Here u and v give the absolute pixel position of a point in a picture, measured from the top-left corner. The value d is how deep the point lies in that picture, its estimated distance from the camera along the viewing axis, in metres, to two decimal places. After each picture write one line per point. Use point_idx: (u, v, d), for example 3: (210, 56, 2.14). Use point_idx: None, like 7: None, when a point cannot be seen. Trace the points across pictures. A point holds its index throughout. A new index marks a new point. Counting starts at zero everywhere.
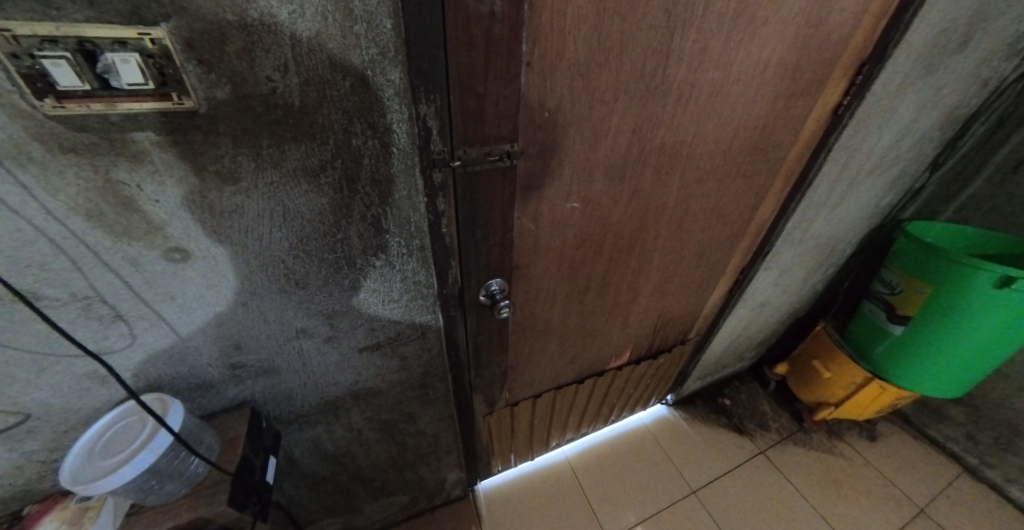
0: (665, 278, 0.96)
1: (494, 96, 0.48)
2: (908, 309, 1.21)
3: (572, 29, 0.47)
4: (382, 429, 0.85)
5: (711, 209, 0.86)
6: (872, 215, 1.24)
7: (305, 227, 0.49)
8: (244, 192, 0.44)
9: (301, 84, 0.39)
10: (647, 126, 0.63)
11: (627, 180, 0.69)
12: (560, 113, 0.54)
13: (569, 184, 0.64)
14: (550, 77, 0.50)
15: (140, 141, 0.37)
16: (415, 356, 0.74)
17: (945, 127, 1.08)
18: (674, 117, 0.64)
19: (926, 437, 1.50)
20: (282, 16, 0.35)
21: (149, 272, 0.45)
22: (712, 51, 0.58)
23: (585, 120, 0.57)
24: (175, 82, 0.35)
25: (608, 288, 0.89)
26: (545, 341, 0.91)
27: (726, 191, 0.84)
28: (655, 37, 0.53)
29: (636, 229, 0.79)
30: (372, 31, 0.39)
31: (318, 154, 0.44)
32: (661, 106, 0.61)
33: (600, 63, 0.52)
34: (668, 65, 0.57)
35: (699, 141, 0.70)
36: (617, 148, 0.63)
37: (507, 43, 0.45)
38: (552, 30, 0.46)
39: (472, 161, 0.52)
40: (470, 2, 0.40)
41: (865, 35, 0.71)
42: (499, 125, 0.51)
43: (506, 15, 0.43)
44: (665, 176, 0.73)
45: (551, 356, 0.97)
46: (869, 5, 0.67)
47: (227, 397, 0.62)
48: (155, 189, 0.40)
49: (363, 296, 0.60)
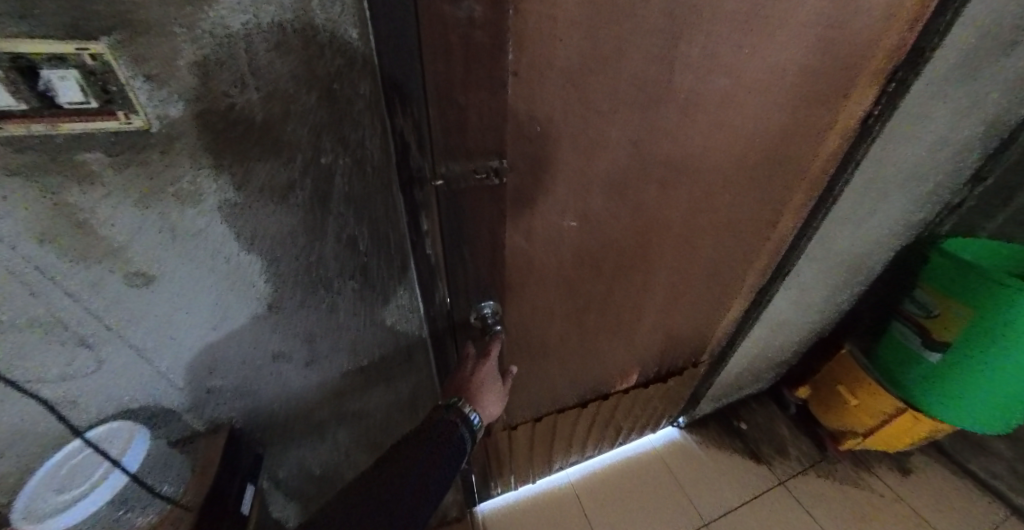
0: (672, 296, 0.90)
1: (478, 107, 0.43)
2: (943, 333, 1.11)
3: (562, 35, 0.43)
4: (370, 451, 0.82)
5: (722, 225, 0.80)
6: (903, 231, 1.15)
7: (276, 248, 0.46)
8: (208, 213, 0.41)
9: (262, 99, 0.36)
10: (650, 138, 0.58)
11: (628, 195, 0.64)
12: (551, 126, 0.50)
13: (564, 201, 0.60)
14: (539, 87, 0.46)
15: (91, 163, 0.34)
16: (403, 377, 0.71)
17: (986, 136, 0.99)
18: (679, 128, 0.59)
19: (965, 471, 1.37)
20: (235, 27, 0.32)
21: (111, 294, 0.43)
22: (723, 57, 0.53)
23: (579, 133, 0.53)
24: (122, 99, 0.32)
25: (610, 308, 0.83)
26: (543, 362, 0.87)
27: (739, 206, 0.78)
28: (657, 43, 0.48)
29: (639, 246, 0.74)
30: (337, 40, 0.36)
31: (285, 172, 0.41)
32: (664, 116, 0.56)
33: (594, 71, 0.48)
34: (671, 72, 0.52)
35: (708, 153, 0.65)
36: (616, 162, 0.59)
37: (488, 52, 0.39)
38: (539, 37, 0.42)
39: (454, 176, 0.46)
40: (445, 6, 0.34)
41: (898, 36, 0.65)
42: (484, 139, 0.46)
43: (487, 20, 0.37)
44: (671, 190, 0.68)
45: (549, 378, 0.92)
46: (903, 5, 0.60)
47: (203, 420, 0.60)
48: (111, 210, 0.37)
49: (343, 319, 0.57)
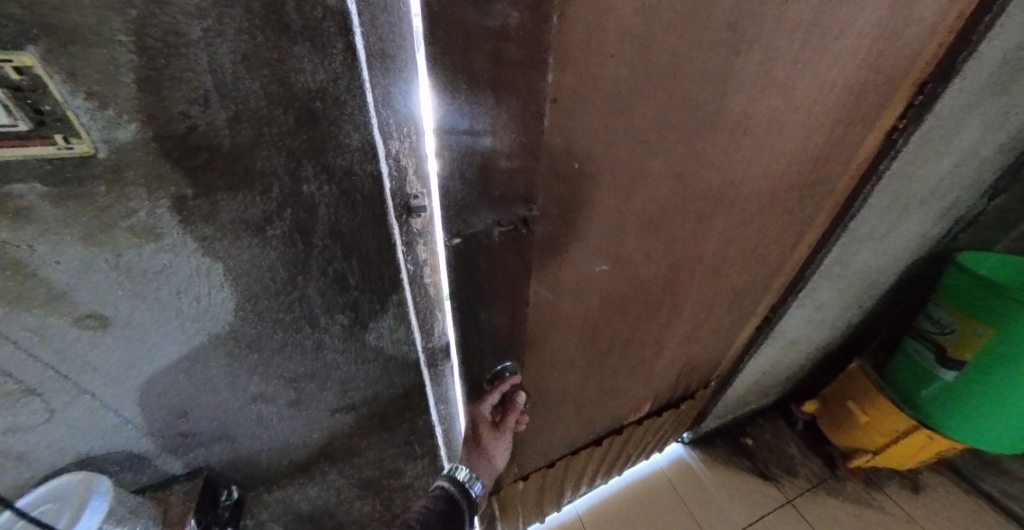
0: (696, 327, 0.86)
1: (506, 129, 0.40)
2: (961, 352, 1.07)
3: (614, 51, 0.39)
4: (364, 486, 0.76)
5: (750, 253, 0.75)
6: (919, 245, 1.11)
7: (251, 286, 0.41)
8: (170, 250, 0.35)
9: (229, 120, 0.31)
10: (692, 167, 0.54)
11: (663, 228, 0.60)
12: (587, 152, 0.46)
13: (590, 235, 0.56)
14: (578, 111, 0.42)
15: (23, 195, 0.28)
16: (399, 414, 0.65)
17: (1008, 149, 0.95)
18: (724, 154, 0.54)
19: (977, 489, 1.34)
20: (193, 33, 0.26)
21: (59, 342, 0.37)
22: (779, 74, 0.47)
23: (620, 163, 0.49)
24: (57, 121, 0.26)
25: (635, 343, 0.78)
26: (559, 400, 0.81)
27: (769, 233, 0.74)
28: (711, 60, 0.43)
29: (669, 280, 0.70)
30: (319, 51, 0.30)
31: (261, 203, 0.36)
32: (708, 142, 0.52)
33: (642, 92, 0.43)
34: (723, 94, 0.47)
35: (749, 181, 0.60)
36: (654, 191, 0.55)
37: (523, 66, 0.36)
38: (583, 55, 0.38)
39: (479, 192, 0.43)
40: (476, 16, 0.31)
41: (941, 46, 0.60)
42: (511, 161, 0.43)
43: (524, 32, 0.34)
44: (706, 222, 0.63)
45: (566, 416, 0.86)
46: (947, 14, 0.55)
47: (175, 467, 0.53)
48: (50, 250, 0.31)
49: (331, 357, 0.51)
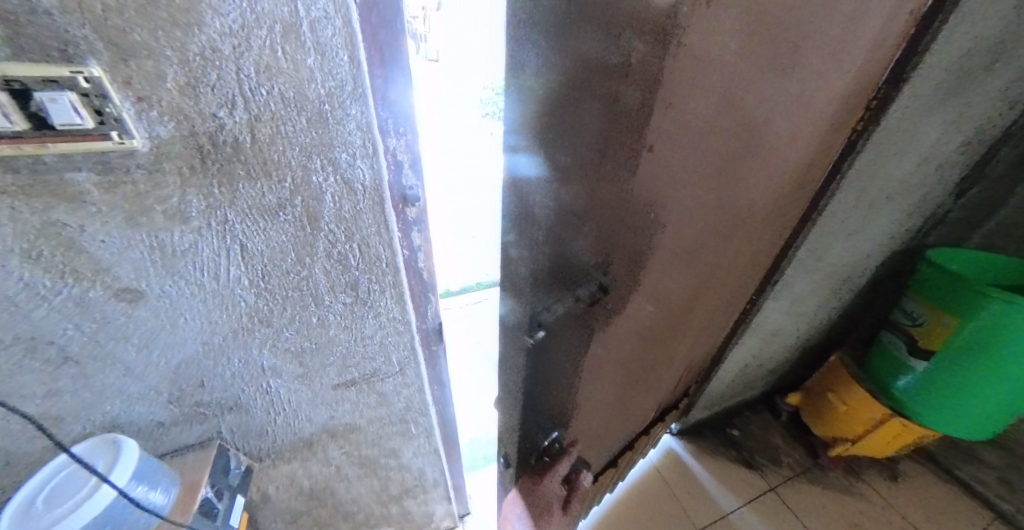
0: (710, 317, 0.93)
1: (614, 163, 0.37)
2: (931, 342, 1.13)
3: (718, 78, 0.38)
4: (362, 464, 0.81)
5: (756, 248, 0.83)
6: (891, 241, 1.17)
7: (265, 265, 0.46)
8: (196, 231, 0.41)
9: (251, 120, 0.36)
10: (752, 181, 0.55)
11: (718, 238, 0.62)
12: (681, 177, 0.44)
13: (675, 255, 0.55)
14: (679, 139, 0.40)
15: (80, 183, 0.34)
16: (395, 392, 0.70)
17: (969, 150, 1.01)
18: (775, 166, 0.57)
19: (956, 478, 1.39)
20: (225, 49, 0.32)
21: (98, 312, 0.43)
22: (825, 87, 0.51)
23: (702, 186, 0.48)
24: (113, 121, 0.32)
25: (670, 344, 0.81)
26: (613, 417, 0.80)
27: (769, 230, 0.81)
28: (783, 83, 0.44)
29: (705, 275, 0.69)
30: (327, 63, 0.35)
31: (275, 191, 0.41)
32: (766, 157, 0.54)
33: (732, 116, 0.43)
34: (788, 111, 0.48)
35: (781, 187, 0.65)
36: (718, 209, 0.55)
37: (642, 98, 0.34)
38: (695, 83, 0.36)
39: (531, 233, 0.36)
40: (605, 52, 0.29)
41: (894, 50, 0.65)
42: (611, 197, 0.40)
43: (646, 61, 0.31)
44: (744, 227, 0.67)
45: (617, 430, 0.86)
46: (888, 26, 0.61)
47: (190, 436, 0.59)
48: (98, 229, 0.37)
49: (334, 333, 0.56)
